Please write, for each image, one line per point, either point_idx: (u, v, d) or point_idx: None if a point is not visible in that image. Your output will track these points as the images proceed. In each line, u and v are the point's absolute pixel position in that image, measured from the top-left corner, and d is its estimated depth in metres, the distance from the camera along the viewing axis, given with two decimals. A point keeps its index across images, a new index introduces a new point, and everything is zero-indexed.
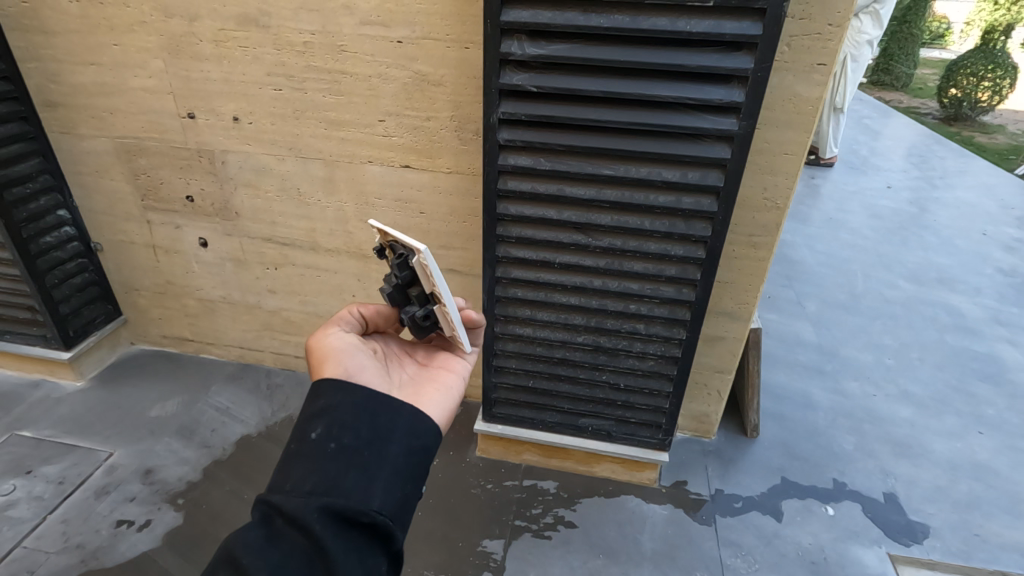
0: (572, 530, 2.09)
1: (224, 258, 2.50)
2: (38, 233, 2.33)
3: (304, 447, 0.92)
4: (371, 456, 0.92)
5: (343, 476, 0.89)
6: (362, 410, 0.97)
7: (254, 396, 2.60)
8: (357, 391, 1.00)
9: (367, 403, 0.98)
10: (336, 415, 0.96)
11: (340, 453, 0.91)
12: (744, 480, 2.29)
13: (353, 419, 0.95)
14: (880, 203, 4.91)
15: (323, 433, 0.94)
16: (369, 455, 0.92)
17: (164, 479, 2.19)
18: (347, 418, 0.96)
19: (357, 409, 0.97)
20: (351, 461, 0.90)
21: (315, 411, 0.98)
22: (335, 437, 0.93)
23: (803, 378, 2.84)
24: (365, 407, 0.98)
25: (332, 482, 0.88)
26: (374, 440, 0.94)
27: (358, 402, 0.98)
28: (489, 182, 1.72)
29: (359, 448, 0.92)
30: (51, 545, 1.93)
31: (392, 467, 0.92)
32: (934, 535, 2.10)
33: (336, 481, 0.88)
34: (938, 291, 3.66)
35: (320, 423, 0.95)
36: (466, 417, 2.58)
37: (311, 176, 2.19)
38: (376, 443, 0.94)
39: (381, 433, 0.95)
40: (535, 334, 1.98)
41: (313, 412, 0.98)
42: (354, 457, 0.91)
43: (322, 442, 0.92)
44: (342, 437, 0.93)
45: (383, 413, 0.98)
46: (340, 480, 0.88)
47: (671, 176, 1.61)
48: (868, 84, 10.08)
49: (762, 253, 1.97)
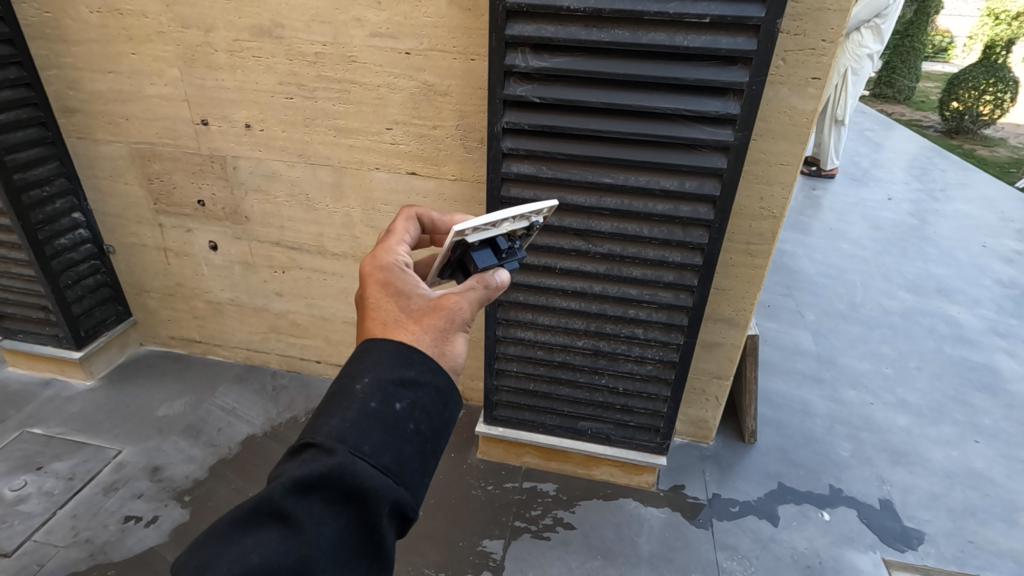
0: (571, 531, 2.12)
1: (233, 261, 2.56)
2: (53, 235, 2.39)
3: (387, 416, 0.85)
4: (435, 451, 0.89)
5: (410, 464, 0.85)
6: (443, 398, 0.92)
7: (259, 397, 2.65)
8: (443, 375, 0.94)
9: (448, 393, 0.93)
10: (423, 395, 0.90)
11: (414, 437, 0.87)
12: (741, 485, 2.32)
13: (434, 405, 0.91)
14: (880, 214, 4.94)
15: (406, 406, 0.88)
16: (434, 450, 0.89)
17: (171, 476, 2.24)
18: (428, 401, 0.91)
19: (440, 396, 0.92)
20: (421, 451, 0.87)
21: (403, 377, 0.90)
22: (416, 419, 0.88)
23: (801, 385, 2.88)
24: (446, 395, 0.93)
25: (402, 465, 0.84)
26: (443, 434, 0.91)
27: (443, 389, 0.93)
28: (492, 189, 1.77)
29: (430, 440, 0.88)
30: (60, 540, 1.97)
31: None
32: (928, 541, 2.12)
33: (403, 466, 0.84)
34: (937, 301, 3.69)
35: (406, 395, 0.89)
36: (468, 420, 2.62)
37: (319, 182, 2.25)
38: (443, 438, 0.91)
39: (450, 428, 0.92)
40: (536, 338, 2.03)
41: (400, 377, 0.90)
42: (424, 448, 0.87)
43: (404, 418, 0.87)
44: (419, 420, 0.88)
45: (454, 407, 0.94)
46: (407, 467, 0.85)
47: (669, 185, 1.67)
48: (871, 97, 10.15)
49: (759, 260, 2.02)
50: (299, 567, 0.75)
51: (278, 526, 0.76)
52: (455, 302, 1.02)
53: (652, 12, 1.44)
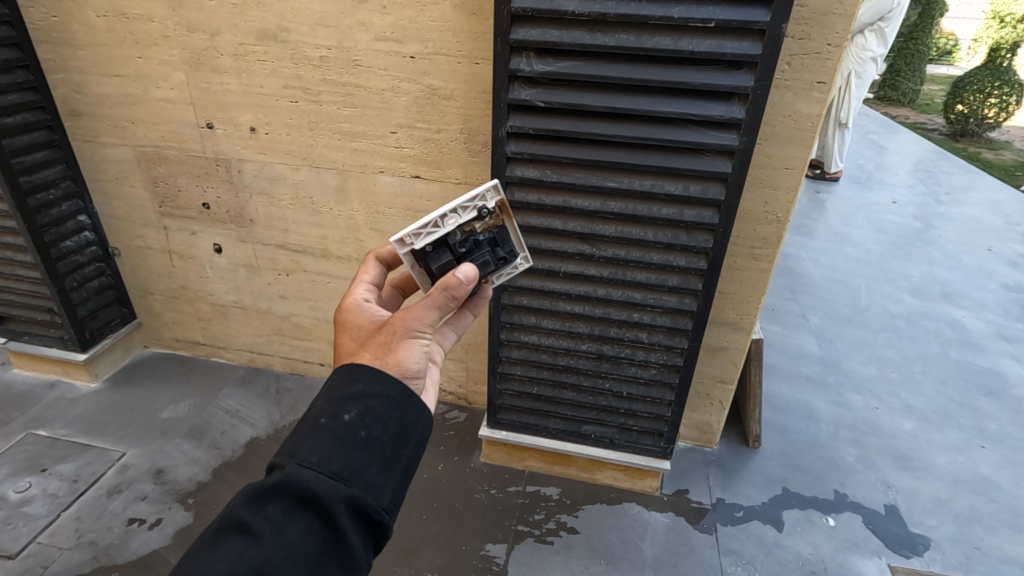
0: (574, 535, 2.11)
1: (237, 263, 2.57)
2: (59, 237, 2.41)
3: (336, 428, 0.91)
4: (391, 454, 0.93)
5: (365, 468, 0.90)
6: (395, 404, 0.97)
7: (263, 400, 2.65)
8: (395, 384, 0.99)
9: (401, 399, 0.98)
10: (372, 404, 0.95)
11: (367, 443, 0.91)
12: (745, 490, 2.31)
13: (386, 412, 0.95)
14: (885, 217, 4.93)
15: (355, 417, 0.93)
16: (391, 454, 0.93)
17: (174, 479, 2.24)
18: (380, 409, 0.95)
19: (392, 402, 0.96)
20: (376, 455, 0.91)
21: (351, 392, 0.96)
22: (366, 426, 0.93)
23: (805, 389, 2.87)
24: (398, 402, 0.97)
25: (356, 470, 0.89)
26: (398, 439, 0.95)
27: (395, 395, 0.98)
28: None
29: (384, 444, 0.93)
30: (64, 542, 1.98)
31: (404, 470, 0.95)
32: (934, 547, 2.11)
33: (358, 470, 0.89)
34: (942, 305, 3.67)
35: (355, 406, 0.94)
36: (471, 423, 2.61)
37: (323, 185, 2.26)
38: (398, 442, 0.95)
39: (405, 432, 0.96)
40: (540, 341, 2.03)
41: (348, 393, 0.96)
42: (379, 452, 0.92)
43: (353, 427, 0.92)
44: (372, 427, 0.93)
45: (409, 411, 0.98)
46: (363, 471, 0.89)
47: (674, 189, 1.66)
48: (875, 100, 10.12)
49: (763, 264, 2.01)
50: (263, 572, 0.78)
51: (242, 536, 0.81)
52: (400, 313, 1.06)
53: (657, 16, 1.44)
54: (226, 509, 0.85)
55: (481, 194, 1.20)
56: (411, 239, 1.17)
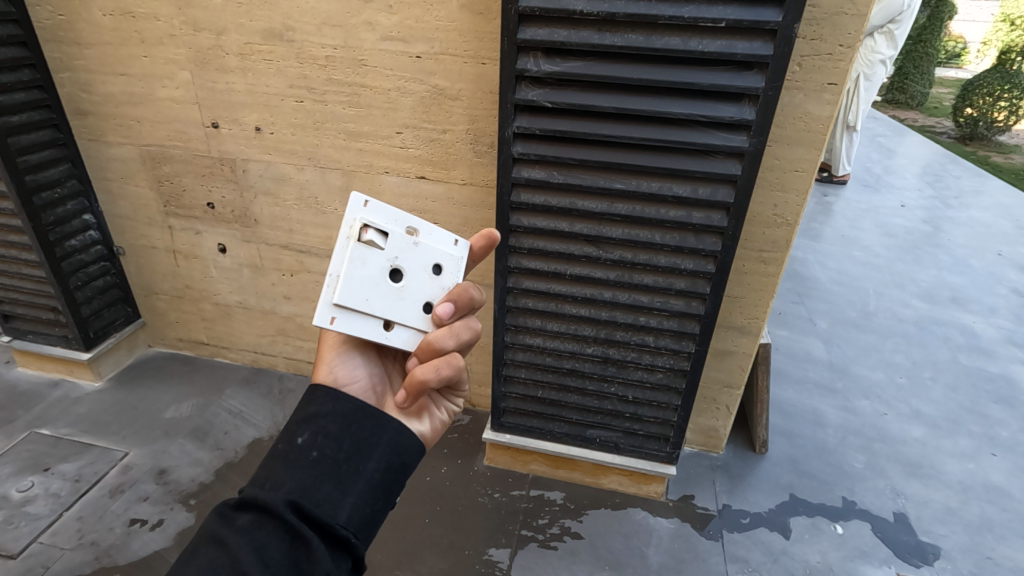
0: (578, 541, 2.09)
1: (241, 264, 2.56)
2: (63, 236, 2.40)
3: (289, 451, 0.93)
4: (347, 470, 0.93)
5: (317, 484, 0.90)
6: (349, 421, 0.97)
7: (267, 400, 2.64)
8: (348, 401, 1.00)
9: (356, 415, 0.98)
10: (324, 423, 0.96)
11: (319, 462, 0.92)
12: (752, 496, 2.28)
13: (339, 429, 0.96)
14: (894, 221, 4.88)
15: (308, 438, 0.94)
16: (347, 468, 0.93)
17: (177, 479, 2.23)
18: (334, 427, 0.96)
19: (344, 420, 0.97)
20: (329, 473, 0.92)
21: (306, 415, 0.98)
22: (318, 445, 0.94)
23: (813, 395, 2.84)
24: (353, 418, 0.98)
25: (307, 488, 0.90)
26: (355, 455, 0.95)
27: (349, 413, 0.98)
28: (502, 194, 1.76)
29: (338, 461, 0.93)
30: (67, 542, 1.97)
31: (366, 483, 0.93)
32: (945, 557, 2.08)
33: (310, 487, 0.90)
34: (951, 310, 3.63)
35: (308, 428, 0.96)
36: (476, 426, 2.59)
37: (329, 185, 2.25)
38: (355, 457, 0.94)
39: (362, 447, 0.96)
40: (545, 344, 2.01)
41: (302, 415, 0.98)
42: (332, 469, 0.92)
43: (305, 448, 0.93)
44: (325, 446, 0.94)
45: (366, 427, 0.98)
46: (315, 489, 0.90)
47: (682, 191, 1.64)
48: (883, 103, 10.07)
49: (772, 268, 1.99)
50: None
51: (213, 548, 0.85)
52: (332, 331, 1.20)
53: (667, 16, 1.42)
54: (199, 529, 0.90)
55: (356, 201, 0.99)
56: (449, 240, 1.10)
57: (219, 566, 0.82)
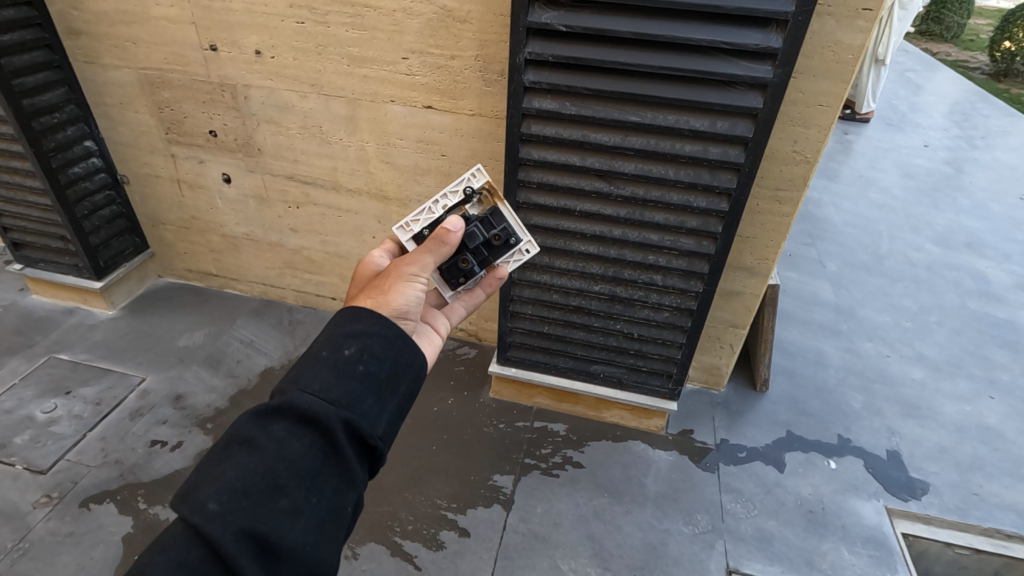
0: (579, 469, 2.17)
1: (247, 194, 2.52)
2: (66, 163, 2.37)
3: (334, 361, 0.95)
4: (386, 386, 0.98)
5: (360, 396, 0.94)
6: (391, 343, 1.01)
7: (277, 331, 2.69)
8: (390, 324, 1.03)
9: (397, 340, 1.02)
10: (370, 341, 0.99)
11: (363, 376, 0.96)
12: (750, 432, 2.35)
13: (382, 349, 0.99)
14: (915, 162, 4.73)
15: (354, 351, 0.97)
16: (385, 386, 0.98)
17: (193, 404, 2.31)
18: (378, 346, 0.99)
19: (389, 341, 1.00)
20: (371, 387, 0.96)
21: (351, 330, 1.00)
22: (363, 360, 0.97)
23: (817, 336, 2.85)
24: (394, 341, 1.01)
25: (353, 399, 0.93)
26: (393, 374, 0.99)
27: (393, 336, 1.02)
28: (512, 125, 1.70)
29: (380, 378, 0.97)
30: (92, 460, 2.07)
31: (398, 403, 0.99)
32: (933, 492, 2.15)
33: (355, 398, 0.94)
34: (965, 255, 3.58)
35: (354, 342, 0.98)
36: (482, 359, 2.63)
37: (333, 114, 2.18)
38: (394, 377, 0.99)
39: (401, 369, 1.01)
40: (552, 281, 2.01)
41: (348, 330, 1.00)
42: (375, 384, 0.96)
43: (351, 361, 0.96)
44: (372, 364, 0.97)
45: (404, 352, 1.02)
46: (359, 400, 0.94)
47: (699, 125, 1.58)
48: (916, 35, 9.50)
49: (786, 208, 1.94)
50: (272, 480, 0.85)
51: (252, 446, 0.87)
52: (393, 261, 1.16)
53: None
54: (235, 424, 0.91)
55: (472, 176, 1.35)
56: (411, 226, 1.35)
57: (259, 468, 0.85)
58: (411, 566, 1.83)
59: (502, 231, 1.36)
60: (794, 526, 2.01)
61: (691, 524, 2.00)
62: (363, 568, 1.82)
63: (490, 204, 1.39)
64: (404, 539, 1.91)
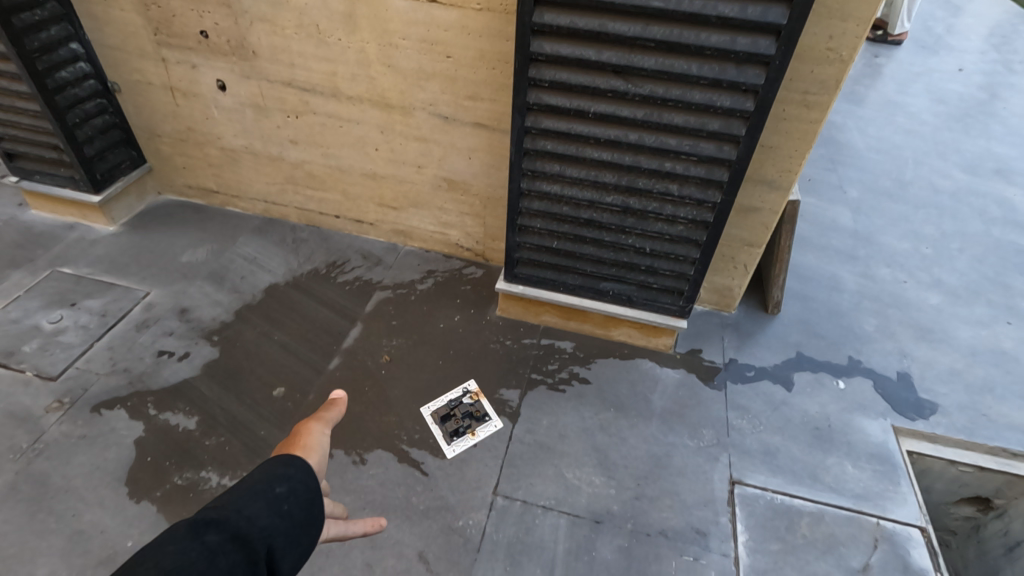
0: (586, 385, 2.17)
1: (243, 103, 2.41)
2: (52, 66, 2.25)
3: (252, 494, 0.91)
4: (297, 532, 0.93)
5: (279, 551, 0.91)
6: (309, 503, 0.97)
7: (280, 248, 2.65)
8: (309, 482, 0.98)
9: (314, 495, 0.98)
10: (289, 490, 0.95)
11: (286, 515, 0.93)
12: (759, 352, 2.32)
13: (298, 507, 0.95)
14: (948, 86, 4.47)
15: (278, 491, 0.94)
16: (296, 532, 0.93)
17: (199, 318, 2.30)
18: (302, 491, 0.97)
19: (308, 501, 0.96)
20: (292, 533, 0.92)
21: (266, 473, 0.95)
22: (285, 500, 0.94)
23: (833, 261, 2.78)
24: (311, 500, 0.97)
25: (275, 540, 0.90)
26: (306, 523, 0.95)
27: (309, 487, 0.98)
28: (523, 13, 1.56)
29: (299, 521, 0.94)
30: (101, 368, 2.08)
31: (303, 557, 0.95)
32: (941, 412, 2.14)
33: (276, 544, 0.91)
34: (993, 182, 3.43)
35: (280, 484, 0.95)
36: (489, 279, 2.58)
37: (330, 10, 2.03)
38: (308, 525, 0.96)
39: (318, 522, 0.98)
40: (563, 192, 1.92)
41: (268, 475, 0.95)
42: (295, 527, 0.93)
43: (275, 500, 0.92)
44: (295, 505, 0.94)
45: (316, 504, 0.98)
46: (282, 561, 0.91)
47: (728, 11, 1.44)
48: None
49: (815, 114, 1.82)
50: None
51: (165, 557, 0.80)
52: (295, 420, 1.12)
53: None
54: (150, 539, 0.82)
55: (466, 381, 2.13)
56: (430, 409, 2.05)
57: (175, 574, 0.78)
58: (418, 472, 1.86)
59: (482, 408, 2.05)
60: (800, 441, 2.01)
61: (696, 438, 2.01)
62: (371, 472, 1.85)
63: (477, 395, 2.09)
64: (411, 447, 1.93)
